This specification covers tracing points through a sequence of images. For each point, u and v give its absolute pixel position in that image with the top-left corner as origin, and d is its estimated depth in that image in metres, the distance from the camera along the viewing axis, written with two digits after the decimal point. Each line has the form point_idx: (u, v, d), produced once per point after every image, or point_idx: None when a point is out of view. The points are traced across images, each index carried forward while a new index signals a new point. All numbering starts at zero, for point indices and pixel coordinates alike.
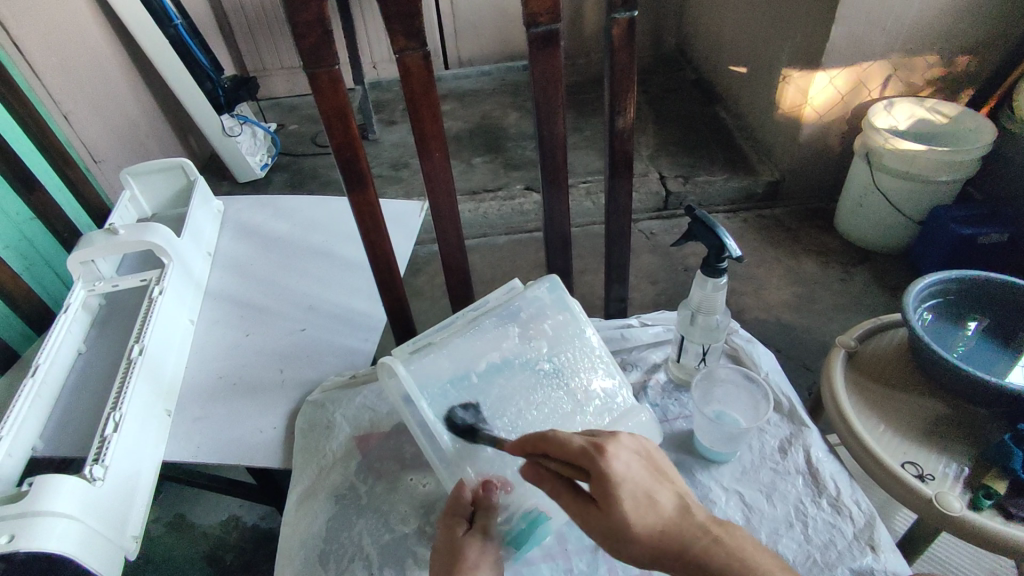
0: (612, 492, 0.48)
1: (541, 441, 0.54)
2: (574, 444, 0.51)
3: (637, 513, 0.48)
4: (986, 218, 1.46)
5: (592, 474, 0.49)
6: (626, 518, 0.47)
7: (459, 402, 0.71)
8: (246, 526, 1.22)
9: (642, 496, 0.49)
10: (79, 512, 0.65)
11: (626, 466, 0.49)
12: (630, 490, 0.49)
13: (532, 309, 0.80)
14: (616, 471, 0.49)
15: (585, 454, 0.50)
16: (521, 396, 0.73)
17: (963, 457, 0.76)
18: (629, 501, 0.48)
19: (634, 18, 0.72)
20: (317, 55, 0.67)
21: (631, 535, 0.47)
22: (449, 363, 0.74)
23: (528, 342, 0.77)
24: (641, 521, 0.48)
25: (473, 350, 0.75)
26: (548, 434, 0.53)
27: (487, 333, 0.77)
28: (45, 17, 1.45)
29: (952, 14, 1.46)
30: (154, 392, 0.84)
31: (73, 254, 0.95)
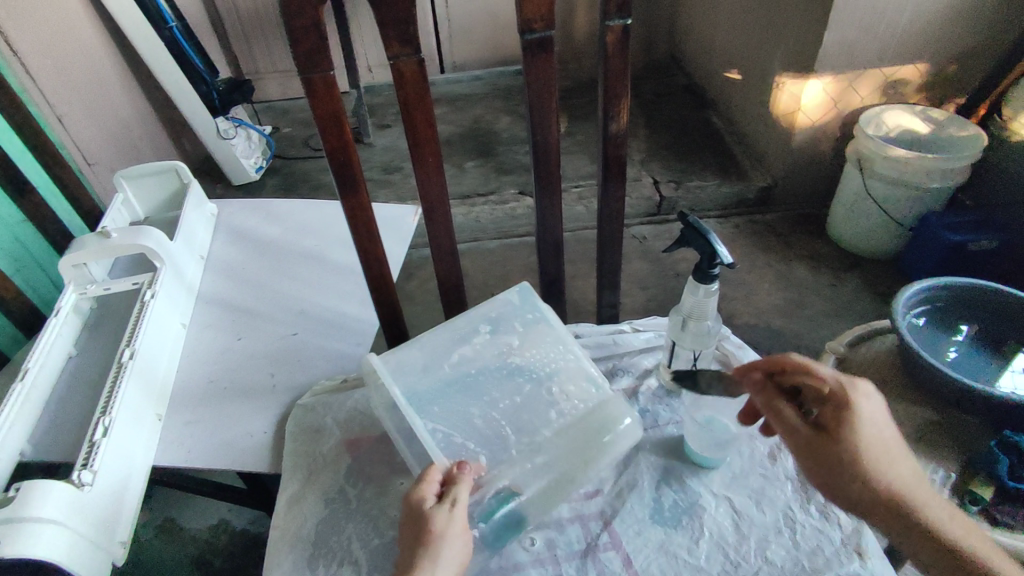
0: (852, 422, 0.59)
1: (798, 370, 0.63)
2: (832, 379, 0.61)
3: (868, 451, 0.58)
4: (978, 225, 1.47)
5: (839, 409, 0.59)
6: (856, 451, 0.58)
7: (429, 395, 0.74)
8: (235, 531, 1.22)
9: (877, 443, 0.59)
10: (67, 518, 0.64)
11: (871, 412, 0.59)
12: (869, 431, 0.58)
13: (503, 312, 0.83)
14: (860, 412, 0.59)
15: (835, 390, 0.60)
16: (494, 391, 0.76)
17: (951, 464, 0.79)
18: (863, 439, 0.58)
19: (628, 25, 0.72)
20: (311, 60, 0.67)
21: (858, 469, 0.58)
22: (419, 362, 0.78)
23: (500, 341, 0.81)
24: (869, 459, 0.58)
25: (448, 352, 0.79)
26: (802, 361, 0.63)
27: (458, 335, 0.81)
28: (39, 18, 1.44)
29: (944, 23, 1.47)
30: (145, 397, 0.83)
31: (64, 258, 0.94)
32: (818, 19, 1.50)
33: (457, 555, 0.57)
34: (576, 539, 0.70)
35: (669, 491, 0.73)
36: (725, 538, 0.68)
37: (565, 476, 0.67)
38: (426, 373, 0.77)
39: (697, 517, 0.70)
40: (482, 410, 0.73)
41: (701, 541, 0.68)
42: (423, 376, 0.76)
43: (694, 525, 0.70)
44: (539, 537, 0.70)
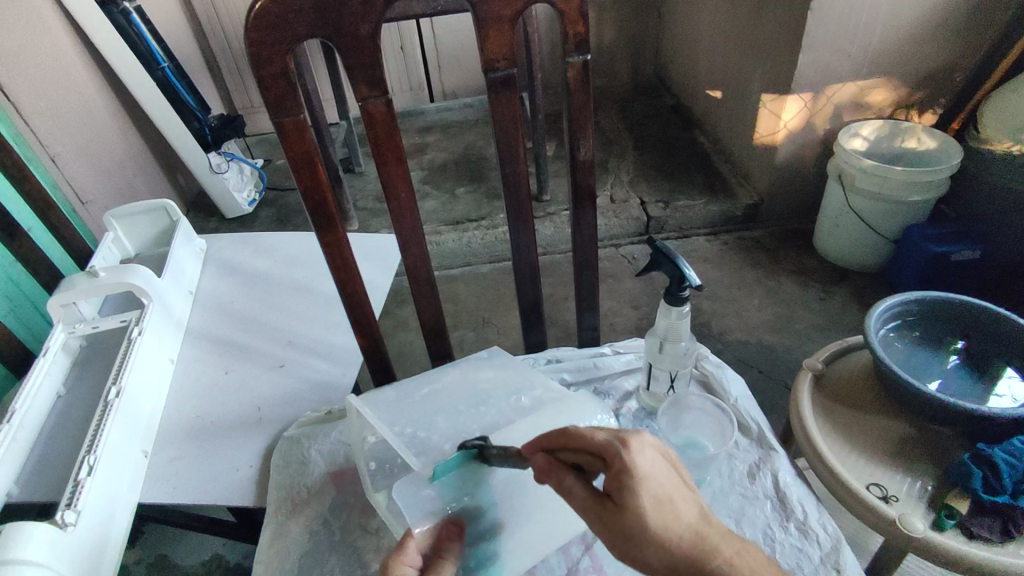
0: (638, 489, 0.47)
1: (560, 436, 0.54)
2: (600, 439, 0.51)
3: (660, 519, 0.47)
4: (958, 236, 1.49)
5: (614, 467, 0.49)
6: (643, 519, 0.47)
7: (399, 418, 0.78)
8: (229, 566, 1.21)
9: (665, 499, 0.48)
10: (49, 559, 0.65)
11: (649, 465, 0.48)
12: (654, 491, 0.48)
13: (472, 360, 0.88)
14: (640, 468, 0.48)
15: (610, 446, 0.50)
16: (463, 411, 0.79)
17: (926, 477, 0.77)
18: (651, 504, 0.47)
19: (588, 61, 0.75)
20: (283, 104, 0.69)
21: (647, 537, 0.47)
22: (394, 395, 0.82)
23: (470, 375, 0.84)
24: (664, 526, 0.47)
25: (419, 385, 0.83)
26: (571, 429, 0.53)
27: (429, 373, 0.86)
28: (32, 64, 1.48)
29: (911, 41, 1.51)
30: (130, 434, 0.84)
31: (53, 298, 0.96)
32: (791, 40, 1.54)
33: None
34: (558, 564, 0.72)
35: None
36: None
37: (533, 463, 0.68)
38: (400, 400, 0.81)
39: None
40: (455, 424, 0.77)
41: None
42: (398, 405, 0.80)
43: None
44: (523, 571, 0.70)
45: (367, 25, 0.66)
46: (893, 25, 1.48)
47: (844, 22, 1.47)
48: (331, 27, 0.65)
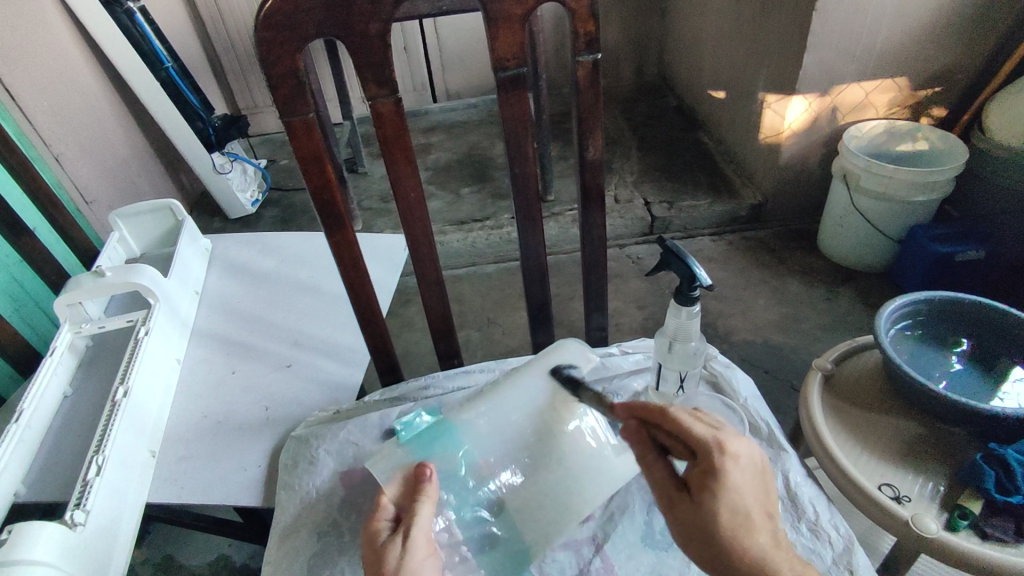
0: (721, 495, 0.52)
1: (653, 411, 0.58)
2: (699, 434, 0.54)
3: (731, 524, 0.51)
4: (964, 236, 1.49)
5: (706, 466, 0.53)
6: (717, 524, 0.51)
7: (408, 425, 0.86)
8: (234, 566, 1.21)
9: (744, 514, 0.52)
10: (58, 560, 0.64)
11: (741, 478, 0.52)
12: (735, 501, 0.52)
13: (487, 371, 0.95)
14: (731, 475, 0.52)
15: (707, 445, 0.54)
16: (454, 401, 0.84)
17: (938, 477, 0.77)
18: (731, 513, 0.51)
19: (598, 60, 0.75)
20: (292, 104, 0.69)
21: (713, 534, 0.52)
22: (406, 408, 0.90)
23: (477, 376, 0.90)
24: (737, 535, 0.51)
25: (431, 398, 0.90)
26: (671, 411, 0.57)
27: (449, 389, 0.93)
28: (36, 65, 1.48)
29: (918, 41, 1.51)
30: (137, 435, 0.84)
31: (59, 297, 0.95)
32: (796, 39, 1.54)
33: (429, 574, 0.60)
34: (568, 564, 0.72)
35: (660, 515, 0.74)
36: None
37: (512, 423, 0.76)
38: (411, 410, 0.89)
39: None
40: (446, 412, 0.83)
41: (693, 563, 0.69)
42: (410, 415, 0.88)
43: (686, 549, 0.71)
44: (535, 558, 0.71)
45: (376, 24, 0.66)
46: (899, 25, 1.48)
47: (849, 22, 1.47)
48: (341, 25, 0.65)
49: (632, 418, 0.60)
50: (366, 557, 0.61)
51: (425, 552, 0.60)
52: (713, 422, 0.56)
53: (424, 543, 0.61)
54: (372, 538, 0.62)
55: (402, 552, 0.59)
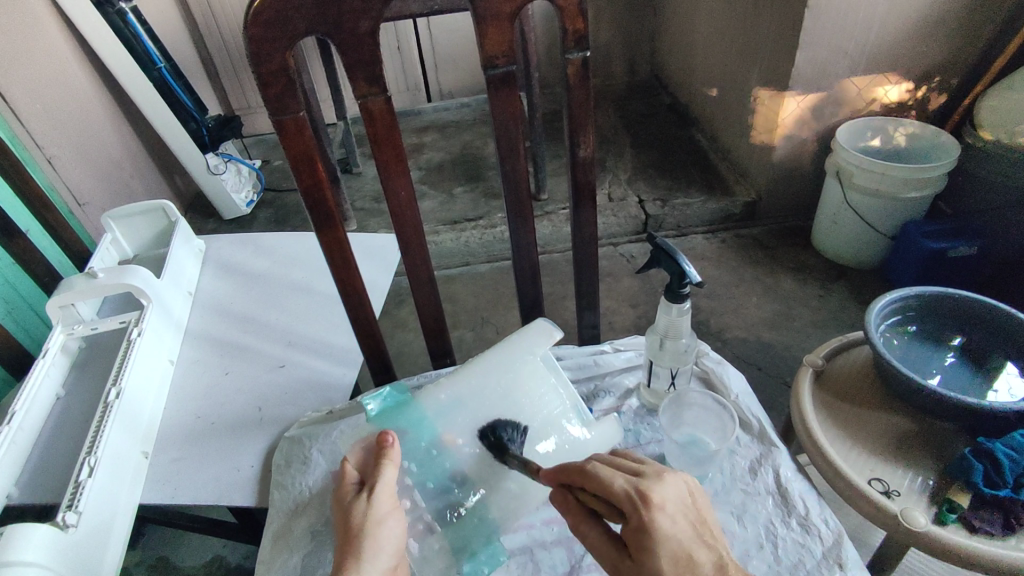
0: (654, 549, 0.52)
1: (572, 477, 0.59)
2: (618, 489, 0.55)
3: (677, 572, 0.52)
4: (955, 232, 1.49)
5: (633, 524, 0.54)
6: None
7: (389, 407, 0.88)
8: (229, 567, 1.21)
9: (683, 555, 0.53)
10: (49, 561, 0.64)
11: (669, 528, 0.53)
12: (672, 548, 0.53)
13: None
14: (659, 527, 0.53)
15: (629, 501, 0.54)
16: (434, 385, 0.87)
17: (927, 472, 0.77)
18: (668, 562, 0.52)
19: (588, 58, 0.75)
20: (282, 103, 0.69)
21: None
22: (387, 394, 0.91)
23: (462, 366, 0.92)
24: None
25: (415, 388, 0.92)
26: (590, 470, 0.57)
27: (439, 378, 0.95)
28: (28, 66, 1.48)
29: (909, 37, 1.51)
30: (130, 436, 0.84)
31: (51, 299, 0.95)
32: (788, 36, 1.54)
33: (395, 526, 0.63)
34: (560, 561, 0.72)
35: None
36: None
37: (483, 403, 0.77)
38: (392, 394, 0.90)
39: None
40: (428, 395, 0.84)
41: None
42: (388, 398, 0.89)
43: None
44: (524, 554, 0.73)
45: (366, 22, 0.66)
46: (890, 22, 1.48)
47: (841, 20, 1.47)
48: (331, 24, 0.65)
49: (558, 485, 0.61)
50: (336, 518, 0.64)
51: (389, 506, 0.64)
52: (628, 472, 0.57)
53: (387, 500, 0.64)
54: (340, 501, 0.65)
55: (367, 508, 0.62)
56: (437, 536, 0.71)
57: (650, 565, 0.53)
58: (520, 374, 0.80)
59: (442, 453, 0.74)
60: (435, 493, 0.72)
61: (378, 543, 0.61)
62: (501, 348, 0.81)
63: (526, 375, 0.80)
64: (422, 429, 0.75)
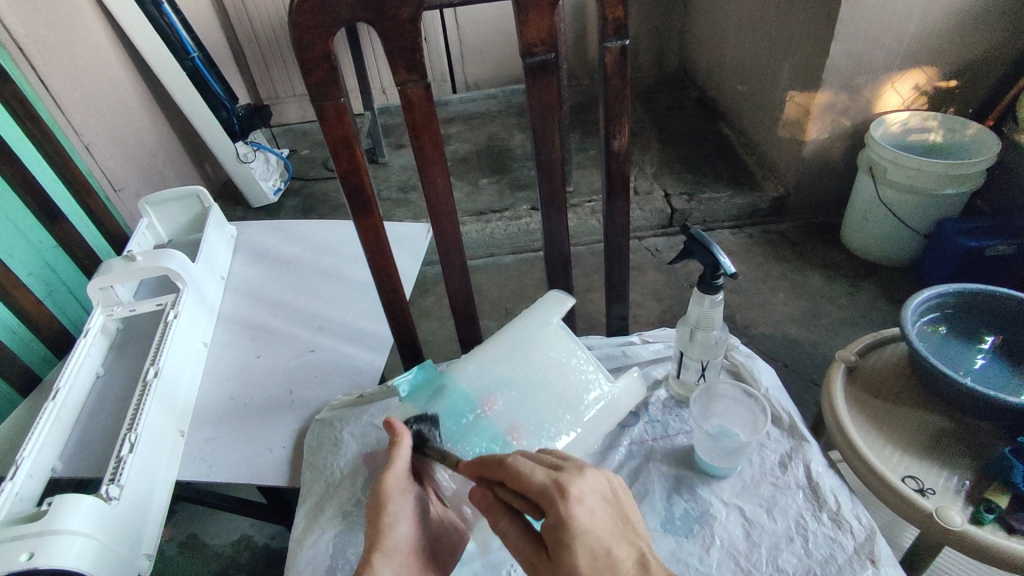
0: (572, 543, 0.51)
1: (493, 470, 0.57)
2: (539, 483, 0.53)
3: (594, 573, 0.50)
4: (993, 230, 1.45)
5: (552, 516, 0.51)
6: None
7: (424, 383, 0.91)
8: (257, 546, 1.24)
9: (602, 551, 0.51)
10: (93, 530, 0.66)
11: (587, 516, 0.51)
12: (589, 543, 0.51)
13: None
14: (578, 518, 0.51)
15: (548, 496, 0.52)
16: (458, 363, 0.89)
17: (963, 471, 0.76)
18: (587, 558, 0.50)
19: (626, 46, 0.75)
20: (323, 89, 0.70)
21: None
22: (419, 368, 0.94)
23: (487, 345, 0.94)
24: None
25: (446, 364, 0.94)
26: (510, 466, 0.55)
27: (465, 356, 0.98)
28: (68, 54, 1.51)
29: (951, 29, 1.47)
30: (168, 414, 0.86)
31: (92, 281, 0.98)
32: (823, 28, 1.51)
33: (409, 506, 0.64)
34: None
35: (681, 500, 0.74)
36: (736, 546, 0.69)
37: (510, 372, 0.79)
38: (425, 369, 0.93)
39: (708, 525, 0.71)
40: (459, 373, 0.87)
41: (713, 550, 0.69)
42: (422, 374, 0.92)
43: (705, 534, 0.70)
44: None
45: (408, 9, 0.66)
46: (931, 14, 1.44)
47: (879, 12, 1.44)
48: (373, 10, 0.66)
49: (475, 478, 0.59)
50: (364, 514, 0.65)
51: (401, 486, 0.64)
52: (547, 463, 0.56)
53: (397, 483, 0.64)
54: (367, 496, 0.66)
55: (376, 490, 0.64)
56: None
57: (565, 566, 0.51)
58: (540, 341, 0.81)
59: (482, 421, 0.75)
60: (481, 457, 0.72)
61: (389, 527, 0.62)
62: (518, 320, 0.82)
63: (550, 344, 0.81)
64: (456, 398, 0.76)
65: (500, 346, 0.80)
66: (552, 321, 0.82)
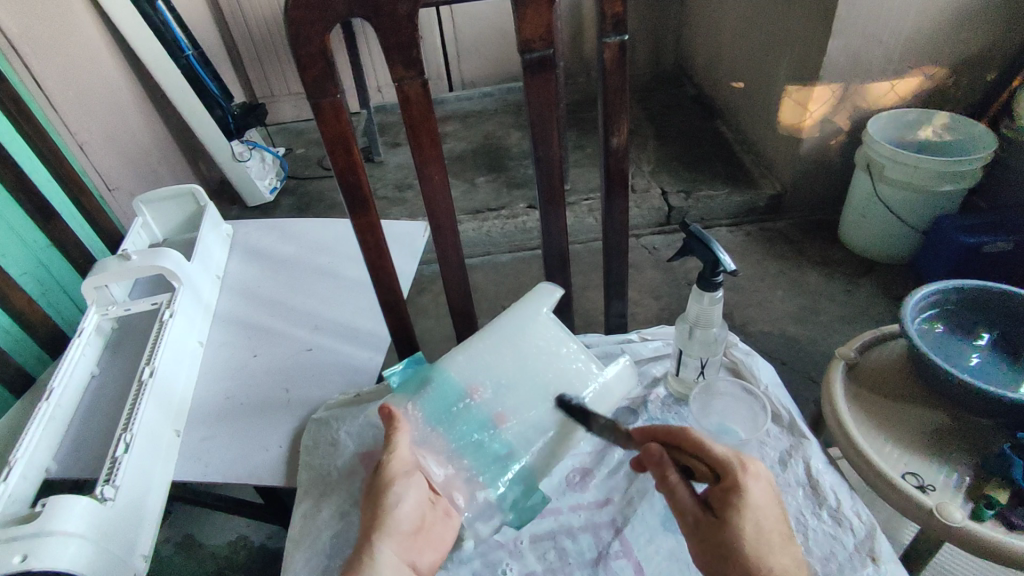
0: (744, 509, 0.57)
1: (679, 436, 0.63)
2: (722, 452, 0.60)
3: (756, 538, 0.56)
4: (991, 227, 1.45)
5: (730, 482, 0.58)
6: (741, 542, 0.56)
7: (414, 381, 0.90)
8: (254, 546, 1.23)
9: (765, 527, 0.57)
10: (88, 532, 0.66)
11: (762, 491, 0.58)
12: (757, 516, 0.57)
13: None
14: (754, 489, 0.58)
15: (732, 464, 0.59)
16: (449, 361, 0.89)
17: (963, 467, 0.76)
18: (753, 526, 0.57)
19: (625, 42, 0.74)
20: (321, 86, 0.69)
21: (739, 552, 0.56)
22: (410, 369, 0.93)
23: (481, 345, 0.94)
24: (760, 551, 0.56)
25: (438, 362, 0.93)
26: (694, 436, 0.62)
27: None
28: (62, 52, 1.50)
29: (948, 26, 1.47)
30: (163, 413, 0.86)
31: (87, 280, 0.97)
32: (820, 26, 1.51)
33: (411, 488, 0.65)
34: (588, 547, 0.72)
35: None
36: None
37: (501, 364, 0.77)
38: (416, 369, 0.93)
39: None
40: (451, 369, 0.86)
41: None
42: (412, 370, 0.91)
43: None
44: (549, 540, 0.73)
45: (405, 4, 0.66)
46: (928, 11, 1.44)
47: (876, 9, 1.44)
48: (369, 6, 0.65)
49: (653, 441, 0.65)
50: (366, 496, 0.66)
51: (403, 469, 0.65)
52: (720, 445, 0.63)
53: (399, 468, 0.65)
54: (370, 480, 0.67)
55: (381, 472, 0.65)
56: (481, 485, 0.72)
57: (736, 529, 0.57)
58: (531, 332, 0.79)
59: (475, 415, 0.74)
60: (471, 444, 0.73)
61: (391, 508, 0.63)
62: (509, 311, 0.81)
63: (540, 333, 0.79)
64: (449, 392, 0.75)
65: (490, 338, 0.79)
66: (543, 311, 0.80)
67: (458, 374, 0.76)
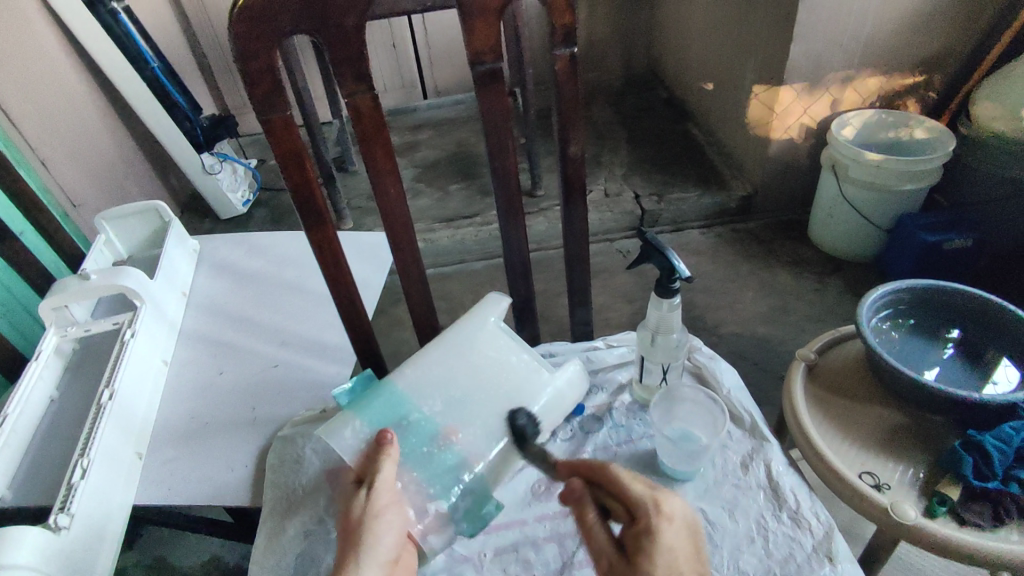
0: (654, 551, 0.56)
1: (593, 472, 0.63)
2: (636, 493, 0.59)
3: None
4: (951, 224, 1.48)
5: (643, 523, 0.58)
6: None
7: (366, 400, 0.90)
8: (226, 566, 1.21)
9: (677, 572, 0.55)
10: (40, 563, 0.64)
11: (674, 537, 0.57)
12: (670, 559, 0.56)
13: None
14: (665, 532, 0.57)
15: (644, 506, 0.58)
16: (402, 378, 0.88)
17: (917, 464, 0.77)
18: (665, 570, 0.55)
19: (575, 53, 0.75)
20: (269, 102, 0.69)
21: None
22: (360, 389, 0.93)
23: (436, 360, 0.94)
24: None
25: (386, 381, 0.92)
26: (609, 471, 0.61)
27: None
28: (21, 68, 1.48)
29: (904, 30, 1.51)
30: (123, 436, 0.84)
31: (44, 301, 0.95)
32: (781, 29, 1.54)
33: (394, 519, 0.63)
34: (552, 558, 0.72)
35: None
36: None
37: (451, 374, 0.76)
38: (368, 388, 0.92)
39: None
40: None
41: None
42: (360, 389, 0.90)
43: None
44: (513, 552, 0.73)
45: (352, 18, 0.66)
46: (885, 15, 1.48)
47: (835, 13, 1.47)
48: (317, 20, 0.65)
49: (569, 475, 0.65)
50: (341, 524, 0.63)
51: (388, 500, 0.64)
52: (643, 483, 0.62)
53: (387, 496, 0.64)
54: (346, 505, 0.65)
55: (366, 501, 0.63)
56: (433, 499, 0.69)
57: (644, 570, 0.56)
58: (481, 342, 0.79)
59: (426, 426, 0.72)
60: (422, 459, 0.70)
61: (374, 539, 0.61)
62: (459, 323, 0.80)
63: (490, 342, 0.79)
64: (399, 405, 0.73)
65: (440, 349, 0.77)
66: (492, 322, 0.80)
67: (409, 385, 0.74)
